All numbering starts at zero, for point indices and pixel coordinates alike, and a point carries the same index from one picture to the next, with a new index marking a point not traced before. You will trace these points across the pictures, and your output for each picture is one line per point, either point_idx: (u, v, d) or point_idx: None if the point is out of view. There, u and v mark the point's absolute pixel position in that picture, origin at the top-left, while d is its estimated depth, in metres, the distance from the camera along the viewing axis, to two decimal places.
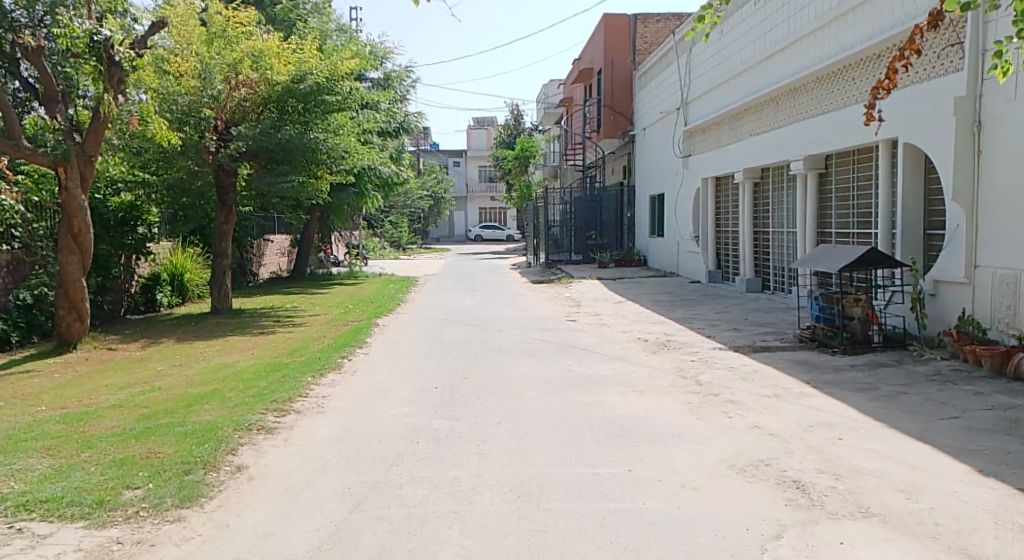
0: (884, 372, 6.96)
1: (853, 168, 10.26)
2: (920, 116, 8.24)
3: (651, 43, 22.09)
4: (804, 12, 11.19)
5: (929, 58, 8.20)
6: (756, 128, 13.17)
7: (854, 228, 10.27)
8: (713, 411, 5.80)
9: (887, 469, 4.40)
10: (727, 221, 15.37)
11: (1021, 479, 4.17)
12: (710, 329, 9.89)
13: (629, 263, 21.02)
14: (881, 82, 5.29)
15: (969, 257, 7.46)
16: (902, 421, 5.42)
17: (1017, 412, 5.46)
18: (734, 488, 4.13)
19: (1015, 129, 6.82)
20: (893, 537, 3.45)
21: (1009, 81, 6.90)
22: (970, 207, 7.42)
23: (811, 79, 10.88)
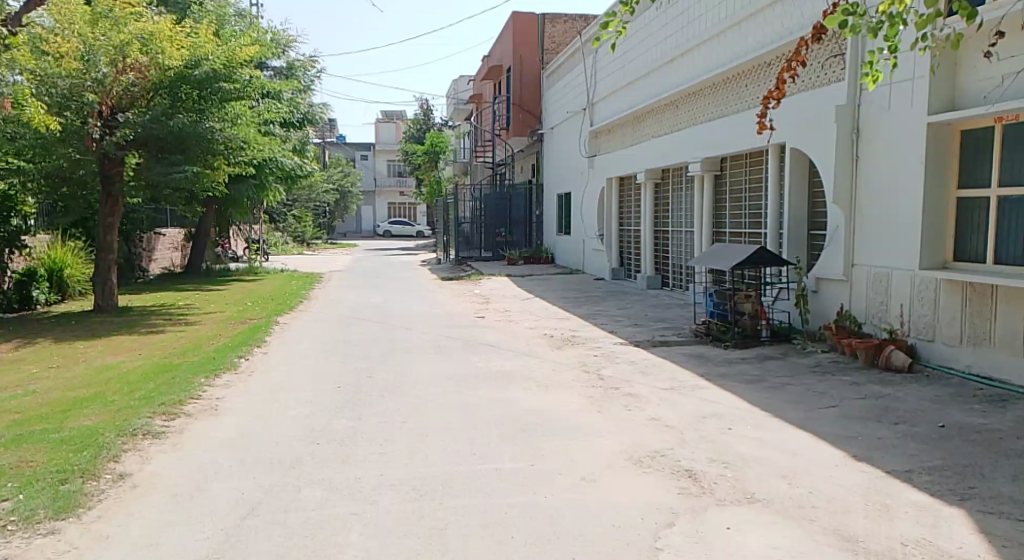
0: (771, 365, 7.36)
1: (746, 171, 10.77)
2: (806, 123, 8.73)
3: (559, 43, 22.41)
4: (702, 20, 11.64)
5: (814, 68, 8.72)
6: (657, 131, 13.60)
7: (746, 228, 10.77)
8: (614, 405, 5.97)
9: (771, 457, 4.65)
10: (630, 219, 15.79)
11: (889, 463, 4.51)
12: (613, 325, 10.15)
13: (538, 261, 21.32)
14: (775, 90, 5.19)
15: (847, 255, 7.98)
16: (786, 410, 5.74)
17: (888, 401, 5.89)
18: (631, 478, 4.26)
19: (887, 136, 7.34)
20: (776, 521, 3.65)
21: (882, 91, 7.41)
22: (849, 209, 7.94)
23: (709, 84, 11.33)
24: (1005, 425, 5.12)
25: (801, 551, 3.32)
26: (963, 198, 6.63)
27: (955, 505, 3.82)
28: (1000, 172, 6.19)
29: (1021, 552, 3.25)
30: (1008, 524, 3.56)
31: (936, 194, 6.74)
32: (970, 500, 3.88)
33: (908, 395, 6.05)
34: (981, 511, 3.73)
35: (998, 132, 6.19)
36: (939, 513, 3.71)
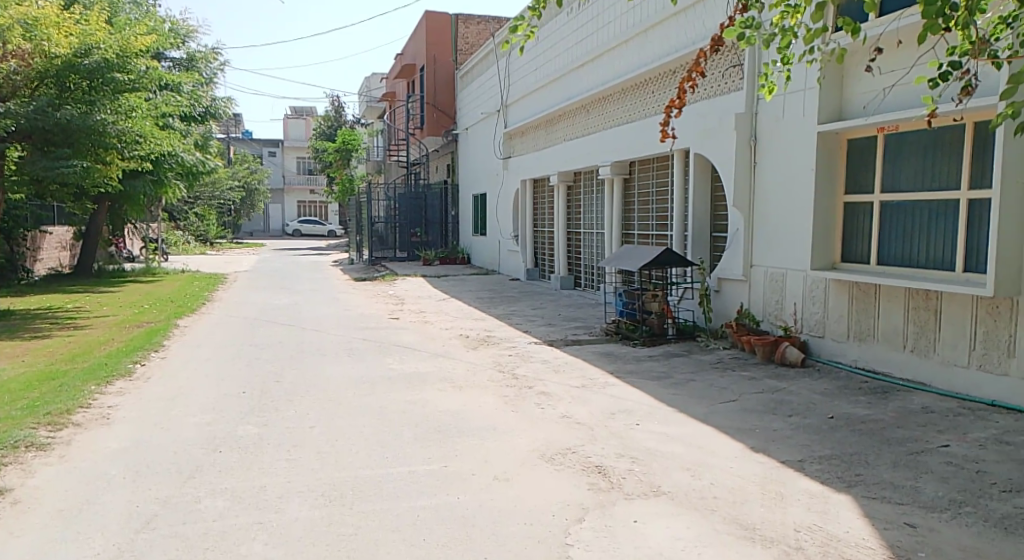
0: (677, 362, 7.63)
1: (653, 175, 11.09)
2: (708, 129, 9.09)
3: (473, 44, 22.45)
4: (611, 27, 11.92)
5: (715, 77, 9.07)
6: (569, 134, 13.83)
7: (653, 230, 11.09)
8: (528, 403, 6.03)
9: (676, 450, 4.82)
10: (544, 221, 15.97)
11: (784, 453, 4.76)
12: (527, 325, 10.26)
13: (453, 261, 21.25)
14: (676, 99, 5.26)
15: (746, 256, 8.36)
16: (690, 405, 5.96)
17: (783, 394, 6.22)
18: (543, 476, 4.32)
19: (782, 143, 7.72)
20: (679, 513, 3.78)
21: (777, 101, 7.79)
22: (748, 213, 8.32)
23: (618, 89, 11.61)
24: (887, 415, 5.50)
25: (702, 540, 3.46)
26: (849, 202, 7.07)
27: (842, 491, 4.07)
28: (881, 179, 6.62)
29: (900, 533, 3.50)
30: (888, 507, 3.83)
31: (826, 199, 7.16)
32: (856, 486, 4.14)
33: (801, 389, 6.39)
34: (865, 496, 3.99)
35: (880, 141, 6.61)
36: (829, 500, 3.95)
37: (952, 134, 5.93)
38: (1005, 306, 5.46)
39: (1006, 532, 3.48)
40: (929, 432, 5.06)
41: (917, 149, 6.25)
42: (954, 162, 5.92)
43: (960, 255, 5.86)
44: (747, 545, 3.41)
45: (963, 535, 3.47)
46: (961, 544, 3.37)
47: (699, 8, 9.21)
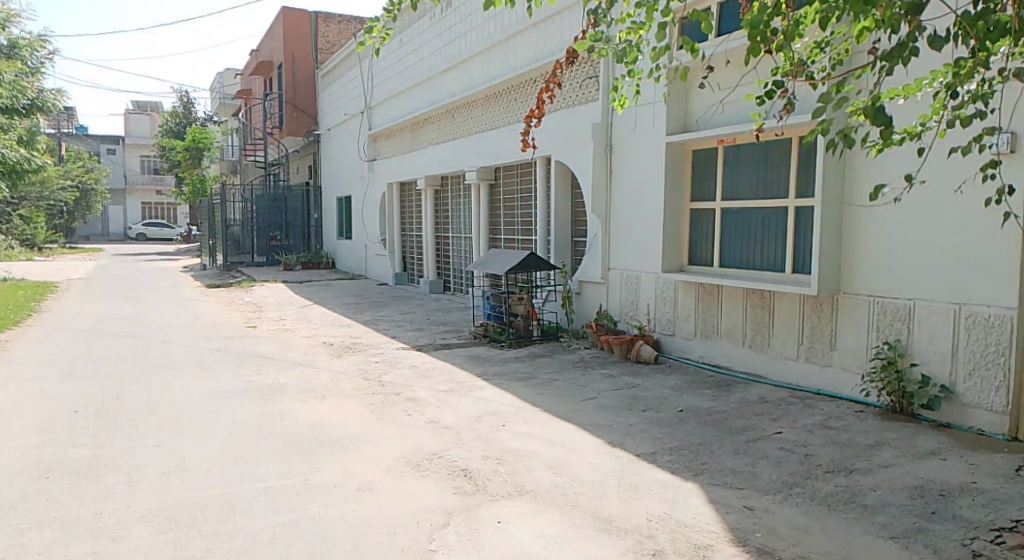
0: (541, 362, 7.82)
1: (518, 181, 11.29)
2: (567, 137, 9.39)
3: (333, 43, 21.85)
4: (472, 33, 12.04)
5: (572, 88, 9.40)
6: (434, 138, 13.82)
7: (519, 234, 11.27)
8: (394, 410, 5.96)
9: (539, 449, 4.94)
10: (411, 225, 15.84)
11: (639, 446, 5.01)
12: (395, 330, 10.12)
13: (316, 266, 20.69)
14: (533, 111, 5.43)
15: (604, 260, 8.72)
16: (554, 404, 6.13)
17: (638, 390, 6.54)
18: (407, 483, 4.28)
19: (634, 153, 8.13)
20: (541, 510, 3.88)
21: (630, 113, 8.20)
22: (606, 218, 8.69)
23: (481, 95, 11.76)
24: (729, 406, 5.93)
25: (562, 536, 3.57)
26: (695, 209, 7.55)
27: (690, 480, 4.33)
28: (722, 188, 7.14)
29: (740, 516, 3.78)
30: (730, 492, 4.13)
31: (674, 206, 7.61)
32: (702, 474, 4.43)
33: (655, 384, 6.75)
34: (711, 483, 4.28)
35: (720, 152, 7.12)
36: (678, 488, 4.20)
37: (782, 148, 6.49)
38: (828, 304, 6.04)
39: (829, 509, 3.85)
40: (765, 420, 5.51)
41: (752, 160, 6.78)
42: (783, 173, 6.48)
43: (790, 258, 6.43)
44: (604, 537, 3.55)
45: (793, 514, 3.81)
46: (792, 523, 3.70)
47: (558, 21, 9.55)
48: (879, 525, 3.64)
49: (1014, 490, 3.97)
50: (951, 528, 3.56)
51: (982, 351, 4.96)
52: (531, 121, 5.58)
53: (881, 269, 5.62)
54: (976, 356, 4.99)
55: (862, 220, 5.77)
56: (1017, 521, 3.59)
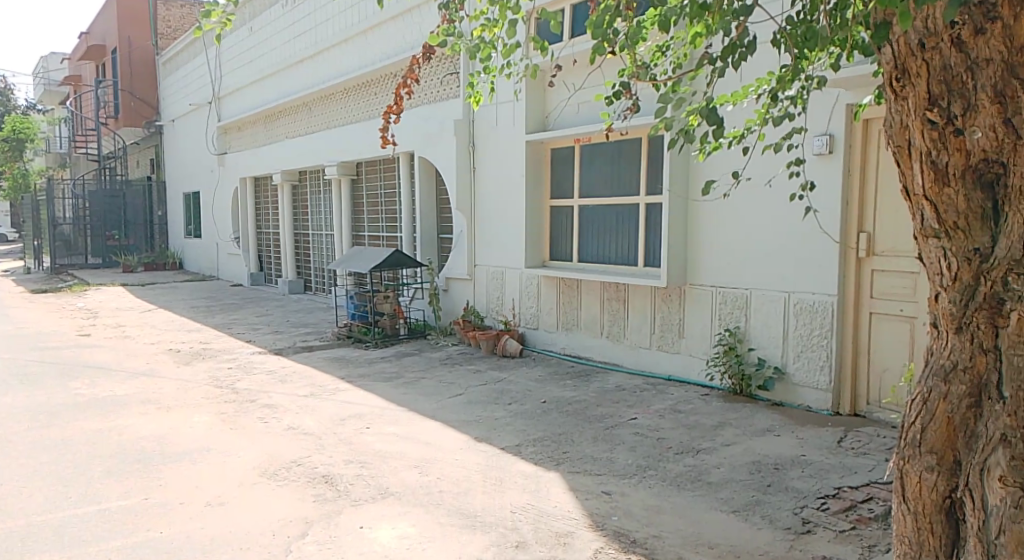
0: (407, 361, 7.73)
1: (380, 177, 11.06)
2: (429, 133, 9.30)
3: (176, 28, 20.27)
4: (329, 24, 11.60)
5: (434, 84, 9.32)
6: (290, 131, 13.25)
7: (383, 231, 11.07)
8: (249, 418, 5.66)
9: (404, 449, 4.87)
10: (267, 223, 15.13)
11: (504, 440, 5.06)
12: (251, 333, 9.63)
13: (161, 267, 19.37)
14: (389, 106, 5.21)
15: (469, 257, 8.76)
16: (420, 403, 6.07)
17: (504, 384, 6.62)
18: (263, 494, 4.08)
19: (495, 150, 8.21)
20: (404, 512, 3.83)
21: (490, 110, 8.26)
22: (471, 215, 8.72)
23: (340, 88, 11.41)
24: (589, 395, 6.13)
25: (426, 536, 3.53)
26: (554, 206, 7.73)
27: (551, 470, 4.44)
28: (580, 186, 7.35)
29: (598, 502, 3.92)
30: (588, 478, 4.27)
31: (536, 202, 7.75)
32: (564, 463, 4.55)
33: (520, 378, 6.86)
34: (572, 472, 4.40)
35: (576, 150, 7.33)
36: (540, 479, 4.28)
37: (633, 147, 6.77)
38: (676, 294, 6.40)
39: (679, 489, 4.08)
40: (622, 407, 5.74)
41: (606, 159, 7.03)
42: (634, 172, 6.76)
43: (642, 253, 6.72)
44: (468, 534, 3.56)
45: (646, 496, 4.00)
46: (646, 504, 3.88)
47: (417, 15, 9.42)
48: (723, 500, 3.90)
49: (836, 460, 4.38)
50: (783, 499, 3.87)
51: (808, 333, 5.42)
52: (391, 115, 5.42)
53: (723, 261, 6.01)
54: (804, 338, 5.45)
55: (705, 215, 6.13)
56: (839, 488, 3.97)
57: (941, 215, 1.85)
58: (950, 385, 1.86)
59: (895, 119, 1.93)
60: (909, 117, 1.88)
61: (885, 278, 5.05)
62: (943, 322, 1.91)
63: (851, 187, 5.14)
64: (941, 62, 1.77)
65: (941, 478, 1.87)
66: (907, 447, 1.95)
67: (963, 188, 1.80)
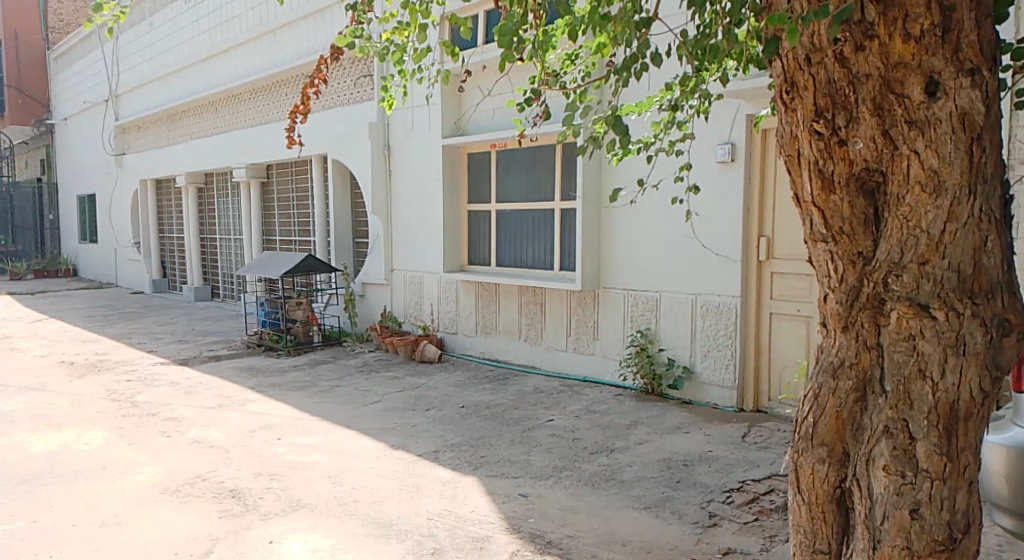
0: (321, 369, 7.55)
1: (292, 180, 10.77)
2: (342, 136, 9.11)
3: (68, 22, 19.15)
4: (235, 22, 11.21)
5: (347, 86, 9.15)
6: (195, 132, 12.72)
7: (296, 236, 10.78)
8: (150, 433, 5.39)
9: (317, 460, 4.75)
10: (171, 227, 14.48)
11: (420, 446, 5.02)
12: (153, 343, 9.18)
13: (53, 274, 18.23)
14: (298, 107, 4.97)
15: (385, 261, 8.65)
16: (334, 411, 5.94)
17: (421, 390, 6.56)
18: (165, 512, 3.89)
19: (411, 154, 8.16)
20: (317, 524, 3.73)
21: (406, 113, 8.20)
22: (387, 219, 8.61)
23: (248, 88, 11.04)
24: (507, 399, 6.16)
25: (340, 547, 3.46)
26: (472, 210, 7.74)
27: (469, 474, 4.43)
28: (496, 190, 7.38)
29: (515, 505, 3.94)
30: (505, 482, 4.29)
31: (453, 207, 7.73)
32: (481, 467, 4.55)
33: (438, 383, 6.82)
34: (489, 475, 4.41)
35: (492, 156, 7.36)
36: (457, 484, 4.26)
37: (547, 154, 6.86)
38: (591, 297, 6.51)
39: (594, 488, 4.15)
40: (539, 410, 5.79)
41: (522, 164, 7.09)
42: (549, 177, 6.85)
43: (558, 257, 6.81)
44: (383, 543, 3.51)
45: (562, 496, 4.05)
46: (562, 505, 3.92)
47: (329, 16, 9.21)
48: (635, 497, 4.00)
49: (740, 455, 4.57)
50: (692, 494, 4.00)
51: (714, 334, 5.63)
52: (297, 118, 5.11)
53: (634, 266, 6.16)
54: (710, 338, 5.66)
55: (616, 220, 6.28)
56: (743, 481, 4.14)
57: (828, 221, 1.97)
58: (838, 380, 1.96)
59: (785, 130, 2.04)
60: (798, 128, 1.98)
61: (784, 281, 5.31)
62: (831, 321, 2.02)
63: (752, 193, 5.38)
64: (826, 76, 1.88)
65: (831, 469, 1.96)
66: (801, 440, 2.03)
67: (847, 196, 1.92)
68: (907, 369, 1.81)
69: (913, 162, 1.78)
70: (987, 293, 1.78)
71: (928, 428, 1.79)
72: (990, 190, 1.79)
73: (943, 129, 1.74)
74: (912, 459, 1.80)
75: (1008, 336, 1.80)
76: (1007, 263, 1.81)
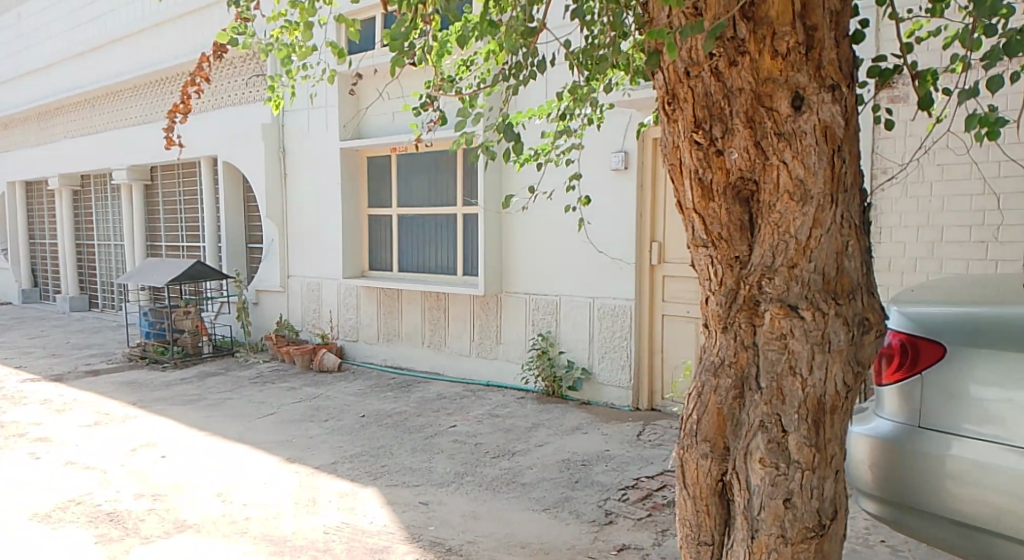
0: (212, 381, 7.21)
1: (179, 183, 10.25)
2: (233, 138, 8.76)
3: None
4: (114, 15, 10.56)
5: (239, 85, 8.82)
6: (70, 131, 11.90)
7: (183, 241, 10.26)
8: (17, 455, 4.98)
9: (206, 476, 4.54)
10: (42, 232, 13.47)
11: (317, 458, 4.89)
12: (21, 358, 8.49)
13: None
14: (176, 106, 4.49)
15: (281, 267, 8.38)
16: (225, 425, 5.68)
17: (319, 400, 6.38)
18: (34, 540, 3.61)
19: (308, 157, 7.95)
20: (205, 544, 3.57)
21: (302, 114, 8.00)
22: (282, 224, 8.35)
23: (128, 85, 10.42)
24: (408, 406, 6.08)
25: None
26: (372, 215, 7.62)
27: (368, 485, 4.35)
28: (396, 194, 7.30)
29: (414, 513, 3.90)
30: (405, 490, 4.24)
31: (352, 211, 7.58)
32: (380, 477, 4.48)
33: (337, 392, 6.65)
34: (389, 485, 4.34)
35: (393, 160, 7.28)
36: (355, 495, 4.18)
37: (449, 158, 6.85)
38: (493, 302, 6.55)
39: (494, 492, 4.17)
40: (441, 416, 5.76)
41: (422, 168, 7.04)
42: (450, 182, 6.83)
43: (460, 262, 6.80)
44: None
45: (462, 502, 4.04)
46: (462, 511, 3.92)
47: (216, 12, 8.83)
48: (535, 499, 4.05)
49: (636, 453, 4.72)
50: (589, 493, 4.09)
51: (612, 336, 5.78)
52: (177, 118, 4.64)
53: (536, 271, 6.24)
54: (608, 340, 5.81)
55: (517, 225, 6.34)
56: (637, 478, 4.27)
57: (708, 227, 2.06)
58: (719, 378, 2.05)
59: (668, 140, 2.12)
60: (679, 137, 2.07)
61: (676, 284, 5.52)
62: (712, 322, 2.10)
63: (645, 199, 5.56)
64: (704, 89, 1.97)
65: (714, 463, 2.05)
66: (686, 437, 2.11)
67: (724, 204, 2.02)
68: (779, 367, 1.93)
69: (782, 171, 1.90)
70: (849, 294, 1.91)
71: (798, 421, 1.91)
72: (850, 198, 1.93)
73: (808, 140, 1.86)
74: (785, 451, 1.91)
75: (868, 334, 1.95)
76: (866, 265, 1.96)
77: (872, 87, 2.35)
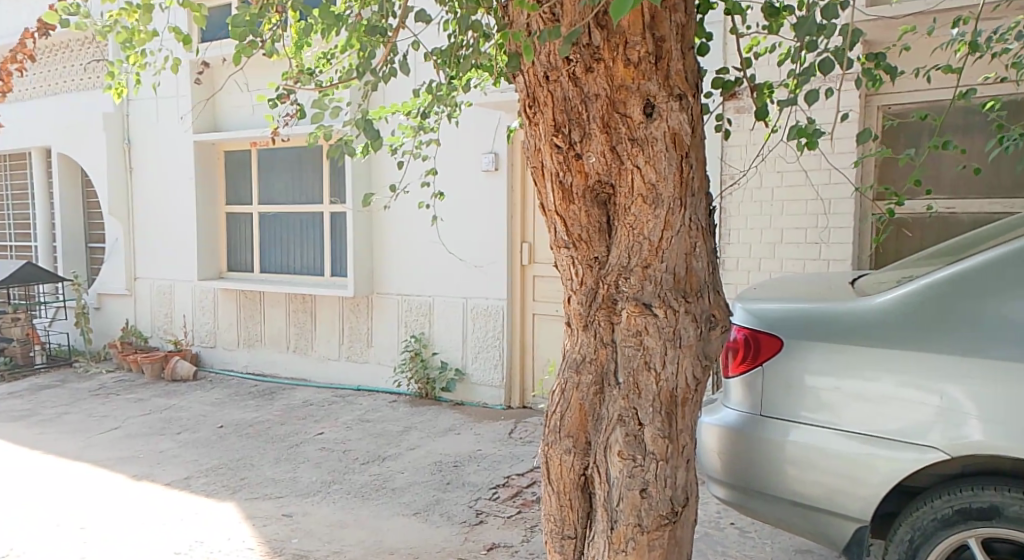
0: (46, 394, 6.58)
1: (6, 176, 9.26)
2: (69, 127, 8.03)
3: None
4: None
5: (76, 70, 8.09)
6: None
7: (11, 240, 9.27)
8: None
9: (38, 500, 4.12)
10: None
11: (169, 473, 4.57)
12: None
13: None
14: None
15: (127, 268, 7.80)
16: (61, 443, 5.20)
17: (172, 412, 5.98)
18: None
19: (158, 150, 7.43)
20: None
21: (150, 103, 7.47)
22: (128, 222, 7.77)
23: None
24: (271, 415, 5.82)
25: None
26: (231, 212, 7.24)
27: (226, 499, 4.12)
28: (258, 191, 6.98)
29: (277, 526, 3.74)
30: (267, 503, 4.06)
31: (208, 208, 7.17)
32: (240, 490, 4.26)
33: (192, 403, 6.26)
34: (248, 498, 4.14)
35: (252, 155, 6.95)
36: (212, 511, 3.95)
37: (313, 155, 6.62)
38: (363, 303, 6.41)
39: (362, 499, 4.07)
40: (307, 423, 5.56)
41: (285, 165, 6.78)
42: (315, 180, 6.61)
43: (328, 262, 6.59)
44: None
45: (329, 511, 3.92)
46: (328, 520, 3.80)
47: None
48: (404, 504, 3.99)
49: (506, 451, 4.77)
50: (461, 494, 4.09)
51: (484, 336, 5.82)
52: None
53: (406, 272, 6.17)
54: (480, 340, 5.84)
55: (387, 226, 6.25)
56: (508, 477, 4.33)
57: (569, 228, 2.12)
58: (581, 375, 2.11)
59: (529, 142, 2.15)
60: (540, 140, 2.10)
61: (545, 283, 5.63)
62: (573, 321, 2.16)
63: (514, 201, 5.64)
64: (562, 94, 2.02)
65: (576, 457, 2.11)
66: (550, 434, 2.16)
67: (584, 206, 2.08)
68: (635, 362, 2.01)
69: (636, 175, 1.98)
70: (697, 292, 2.03)
71: (653, 414, 2.00)
72: (697, 202, 2.04)
73: (658, 147, 1.95)
74: (642, 443, 1.99)
75: (714, 329, 2.06)
76: (711, 265, 2.08)
77: (716, 97, 2.50)
